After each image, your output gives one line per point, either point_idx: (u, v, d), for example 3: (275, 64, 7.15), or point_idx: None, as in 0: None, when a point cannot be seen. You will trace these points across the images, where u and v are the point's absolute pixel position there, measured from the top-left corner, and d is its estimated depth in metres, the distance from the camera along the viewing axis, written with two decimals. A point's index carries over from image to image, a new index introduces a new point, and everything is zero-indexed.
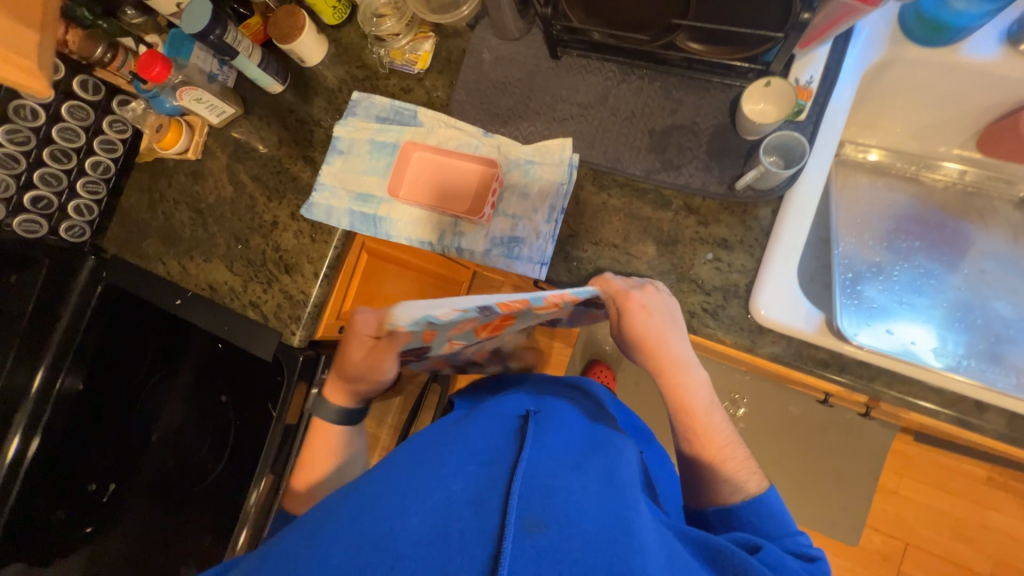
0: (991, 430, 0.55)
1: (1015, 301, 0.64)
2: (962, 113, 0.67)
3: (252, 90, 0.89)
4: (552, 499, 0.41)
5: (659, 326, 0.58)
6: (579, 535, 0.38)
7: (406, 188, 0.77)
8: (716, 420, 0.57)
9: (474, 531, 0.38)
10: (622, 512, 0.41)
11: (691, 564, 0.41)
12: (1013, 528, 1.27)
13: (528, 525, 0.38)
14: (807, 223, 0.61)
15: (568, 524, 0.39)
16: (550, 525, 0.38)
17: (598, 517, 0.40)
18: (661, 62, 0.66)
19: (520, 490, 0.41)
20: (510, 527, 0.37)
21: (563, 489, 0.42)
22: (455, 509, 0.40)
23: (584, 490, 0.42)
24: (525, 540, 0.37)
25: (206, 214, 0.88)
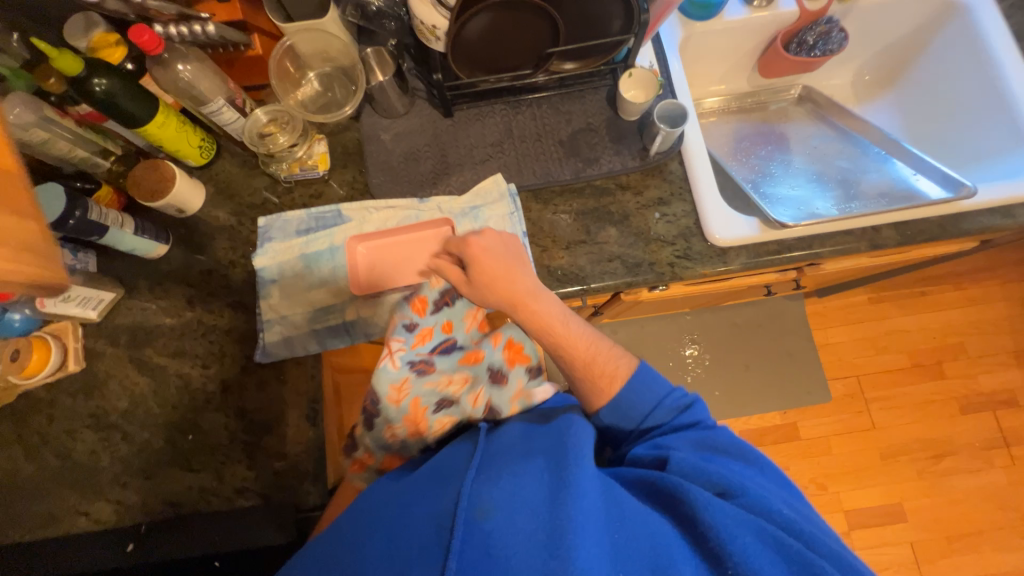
0: (894, 241, 0.72)
1: (848, 155, 0.88)
2: (741, 55, 0.91)
3: (128, 265, 0.76)
4: (502, 495, 0.47)
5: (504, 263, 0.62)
6: (522, 514, 0.45)
7: (365, 282, 0.74)
8: (575, 326, 0.63)
9: (433, 539, 0.46)
10: (562, 477, 0.48)
11: (629, 514, 0.48)
12: (905, 324, 1.64)
13: (477, 514, 0.46)
14: (704, 160, 0.76)
15: (513, 507, 0.46)
16: (496, 512, 0.46)
17: (538, 494, 0.47)
18: (540, 89, 0.78)
19: (469, 490, 0.48)
20: (462, 523, 0.45)
21: (512, 479, 0.49)
22: (416, 527, 0.48)
23: (532, 477, 0.49)
24: (475, 526, 0.45)
25: (123, 425, 0.71)
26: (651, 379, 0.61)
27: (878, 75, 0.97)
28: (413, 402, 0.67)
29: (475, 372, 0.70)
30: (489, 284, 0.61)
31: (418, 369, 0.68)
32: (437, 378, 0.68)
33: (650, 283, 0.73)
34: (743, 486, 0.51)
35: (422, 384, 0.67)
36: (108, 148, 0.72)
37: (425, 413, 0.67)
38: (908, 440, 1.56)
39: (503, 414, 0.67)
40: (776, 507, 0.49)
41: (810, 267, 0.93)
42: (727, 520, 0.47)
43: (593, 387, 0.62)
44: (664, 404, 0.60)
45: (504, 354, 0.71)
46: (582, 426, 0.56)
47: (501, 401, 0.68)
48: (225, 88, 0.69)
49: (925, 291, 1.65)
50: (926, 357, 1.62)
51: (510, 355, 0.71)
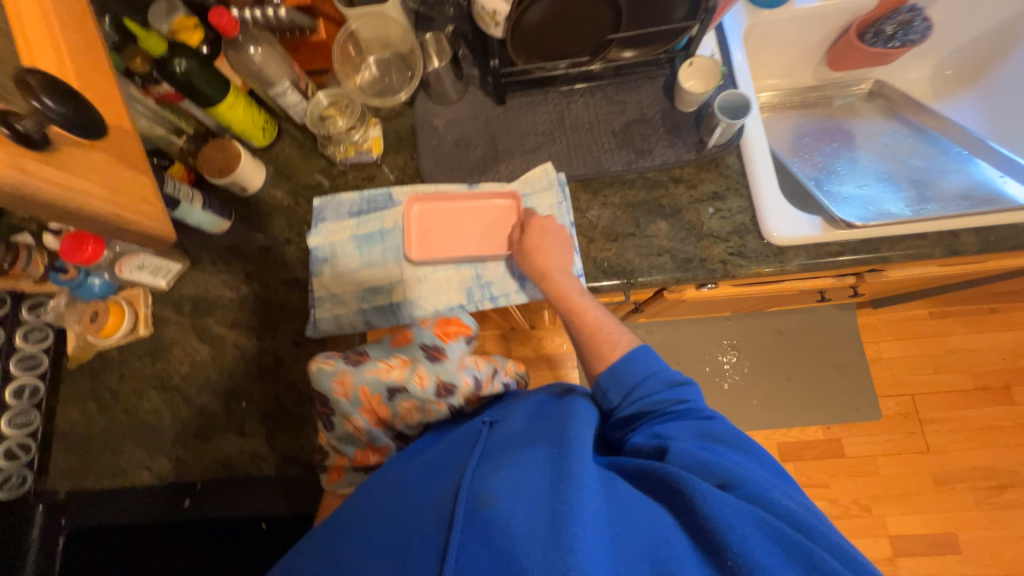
0: (975, 248, 0.66)
1: (922, 155, 0.82)
2: (809, 46, 0.86)
3: (194, 239, 0.81)
4: (499, 481, 0.45)
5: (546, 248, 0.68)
6: (521, 501, 0.43)
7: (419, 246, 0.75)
8: (591, 301, 0.66)
9: (427, 532, 0.44)
10: (560, 469, 0.45)
11: (629, 507, 0.44)
12: (969, 342, 1.52)
13: (477, 506, 0.43)
14: (765, 155, 0.73)
15: (509, 499, 0.43)
16: (496, 503, 0.43)
17: (538, 481, 0.45)
18: (595, 78, 0.76)
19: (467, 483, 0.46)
20: (460, 515, 0.43)
21: (508, 469, 0.46)
22: (412, 517, 0.46)
23: (534, 462, 0.47)
24: (474, 517, 0.42)
25: (183, 388, 0.75)
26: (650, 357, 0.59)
27: (961, 70, 0.91)
28: (359, 390, 0.63)
29: (412, 352, 0.66)
30: (529, 252, 0.68)
31: (354, 362, 0.64)
32: (377, 365, 0.64)
33: (700, 281, 0.71)
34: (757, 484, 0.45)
35: (363, 374, 0.63)
36: (183, 128, 0.78)
37: (380, 400, 0.63)
38: (966, 467, 1.45)
39: (457, 385, 0.64)
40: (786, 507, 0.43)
41: (871, 274, 0.87)
42: (728, 514, 0.41)
43: (595, 352, 0.62)
44: (655, 376, 0.57)
45: (435, 330, 0.67)
46: (584, 412, 0.54)
47: (448, 373, 0.64)
48: (292, 71, 0.72)
49: (995, 309, 1.53)
50: (992, 379, 1.50)
51: (442, 329, 0.68)
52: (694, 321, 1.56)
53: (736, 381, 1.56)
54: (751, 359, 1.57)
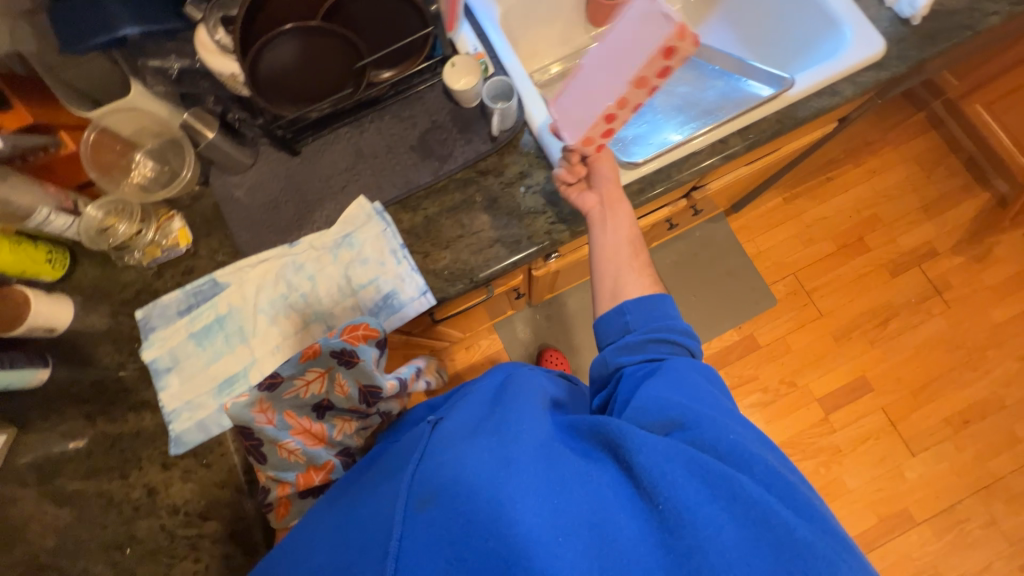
0: (743, 147, 0.76)
1: (687, 80, 0.91)
2: (565, 13, 0.95)
3: (12, 401, 0.73)
4: (438, 476, 0.50)
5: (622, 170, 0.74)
6: (457, 495, 0.47)
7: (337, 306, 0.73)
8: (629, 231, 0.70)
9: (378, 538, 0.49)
10: (501, 450, 0.49)
11: (567, 467, 0.48)
12: (820, 213, 1.73)
13: (420, 505, 0.49)
14: (553, 124, 0.77)
15: (449, 491, 0.48)
16: (435, 497, 0.48)
17: (472, 467, 0.48)
18: (378, 103, 0.77)
19: (413, 486, 0.51)
20: (405, 521, 0.48)
21: (447, 459, 0.51)
22: (366, 532, 0.51)
23: (473, 448, 0.51)
24: (418, 516, 0.48)
25: (55, 563, 0.67)
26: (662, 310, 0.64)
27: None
28: (283, 416, 0.64)
29: (326, 364, 0.64)
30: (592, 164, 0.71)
31: (267, 387, 0.63)
32: (293, 384, 0.64)
33: (537, 256, 0.75)
34: (698, 418, 0.50)
35: (282, 397, 0.63)
36: None
37: (310, 420, 0.65)
38: (854, 316, 1.65)
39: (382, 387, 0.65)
40: (727, 436, 0.49)
41: (695, 191, 0.96)
42: (662, 456, 0.46)
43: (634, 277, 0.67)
44: (673, 321, 0.63)
45: (344, 336, 0.64)
46: (528, 393, 0.58)
47: (368, 377, 0.64)
48: (48, 194, 0.68)
49: (830, 177, 1.75)
50: (848, 236, 1.72)
51: (350, 335, 0.64)
52: None
53: None
54: None
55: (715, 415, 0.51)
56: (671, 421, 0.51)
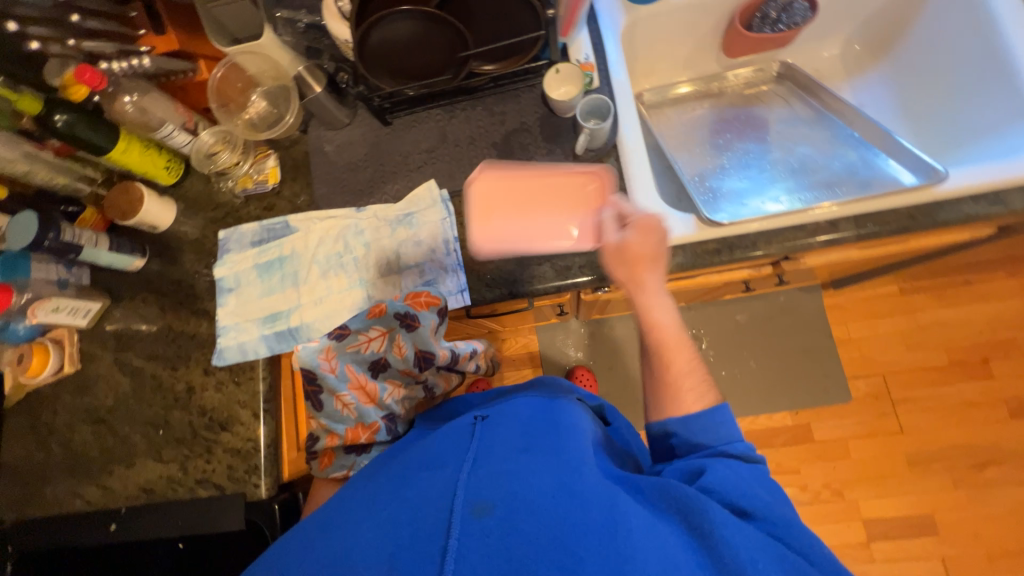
0: (853, 236, 0.65)
1: (813, 141, 0.81)
2: (700, 36, 0.86)
3: (114, 277, 0.86)
4: (500, 487, 0.49)
5: (648, 246, 0.62)
6: (521, 511, 0.46)
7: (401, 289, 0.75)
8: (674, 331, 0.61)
9: (421, 533, 0.46)
10: (570, 483, 0.49)
11: (632, 512, 0.47)
12: (941, 318, 1.47)
13: (476, 512, 0.46)
14: (642, 158, 0.73)
15: (512, 505, 0.46)
16: (496, 508, 0.47)
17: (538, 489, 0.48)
18: (474, 91, 0.77)
19: (467, 487, 0.49)
20: (459, 521, 0.46)
21: (506, 472, 0.51)
22: (406, 517, 0.48)
23: (535, 470, 0.51)
24: (474, 523, 0.45)
25: (110, 420, 0.80)
26: (723, 422, 0.57)
27: (869, 44, 0.88)
28: (343, 368, 0.66)
29: (388, 324, 0.68)
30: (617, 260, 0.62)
31: (336, 336, 0.67)
32: (357, 339, 0.67)
33: (583, 287, 0.71)
34: (771, 512, 0.49)
35: (345, 349, 0.67)
36: (90, 174, 0.82)
37: (366, 377, 0.67)
38: (943, 446, 1.40)
39: (435, 354, 0.67)
40: (797, 531, 0.49)
41: (785, 262, 0.85)
42: (745, 543, 0.46)
43: (670, 392, 0.60)
44: (731, 447, 0.55)
45: (408, 300, 0.68)
46: (576, 433, 0.60)
47: (424, 343, 0.67)
48: (177, 113, 0.77)
49: (969, 280, 1.48)
50: (969, 354, 1.44)
51: (414, 300, 0.68)
52: None
53: None
54: (717, 347, 1.54)
55: (789, 515, 0.50)
56: (744, 502, 0.49)
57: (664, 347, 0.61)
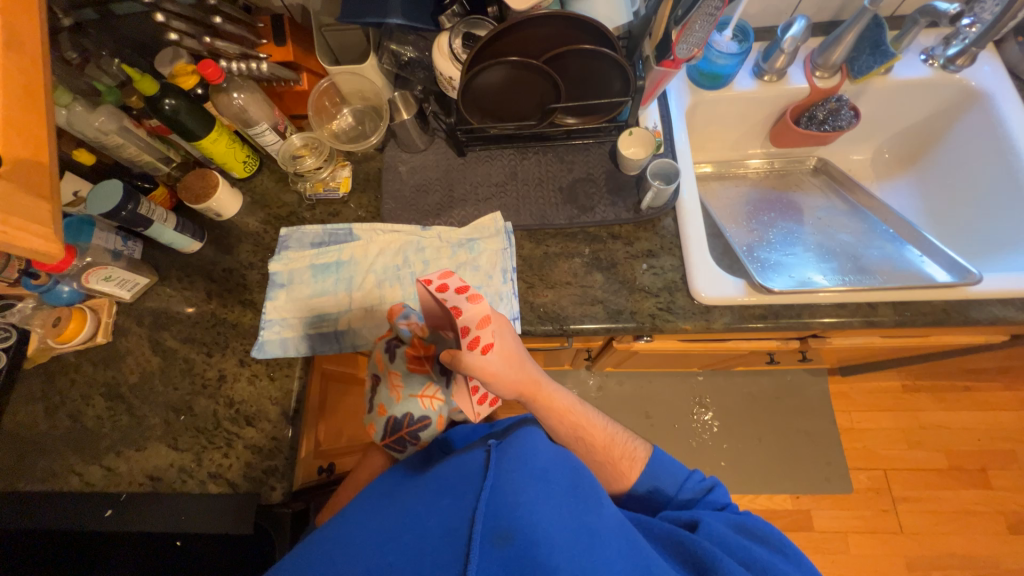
0: (890, 320, 0.70)
1: (851, 230, 0.88)
2: (751, 125, 0.95)
3: (165, 256, 0.86)
4: (517, 515, 0.46)
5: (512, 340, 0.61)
6: (543, 544, 0.43)
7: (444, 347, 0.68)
8: (590, 414, 0.69)
9: (441, 558, 0.43)
10: (589, 525, 0.48)
11: (650, 558, 0.48)
12: (940, 419, 1.51)
13: (496, 541, 0.44)
14: (698, 220, 0.78)
15: (533, 535, 0.44)
16: (517, 538, 0.44)
17: (557, 522, 0.46)
18: (547, 139, 0.84)
19: (485, 514, 0.46)
20: (478, 548, 0.43)
21: (525, 502, 0.47)
22: (426, 542, 0.45)
23: (553, 504, 0.48)
24: (492, 554, 0.43)
25: (129, 398, 0.77)
26: (671, 467, 0.66)
27: (897, 154, 0.98)
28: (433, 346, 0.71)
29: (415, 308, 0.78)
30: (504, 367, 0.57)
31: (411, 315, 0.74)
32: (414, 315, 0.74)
33: (630, 332, 0.74)
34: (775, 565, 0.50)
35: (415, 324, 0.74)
36: (170, 156, 0.85)
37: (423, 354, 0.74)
38: (942, 553, 1.38)
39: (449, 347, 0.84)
40: None
41: (813, 339, 0.88)
42: None
43: (617, 471, 0.67)
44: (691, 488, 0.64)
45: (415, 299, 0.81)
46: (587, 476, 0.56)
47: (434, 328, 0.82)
48: (271, 114, 0.82)
49: (968, 386, 1.53)
50: (968, 460, 1.46)
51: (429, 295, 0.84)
52: (664, 375, 1.56)
53: (705, 441, 1.52)
54: (722, 418, 1.54)
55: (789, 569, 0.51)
56: (749, 558, 0.51)
57: (577, 425, 0.67)
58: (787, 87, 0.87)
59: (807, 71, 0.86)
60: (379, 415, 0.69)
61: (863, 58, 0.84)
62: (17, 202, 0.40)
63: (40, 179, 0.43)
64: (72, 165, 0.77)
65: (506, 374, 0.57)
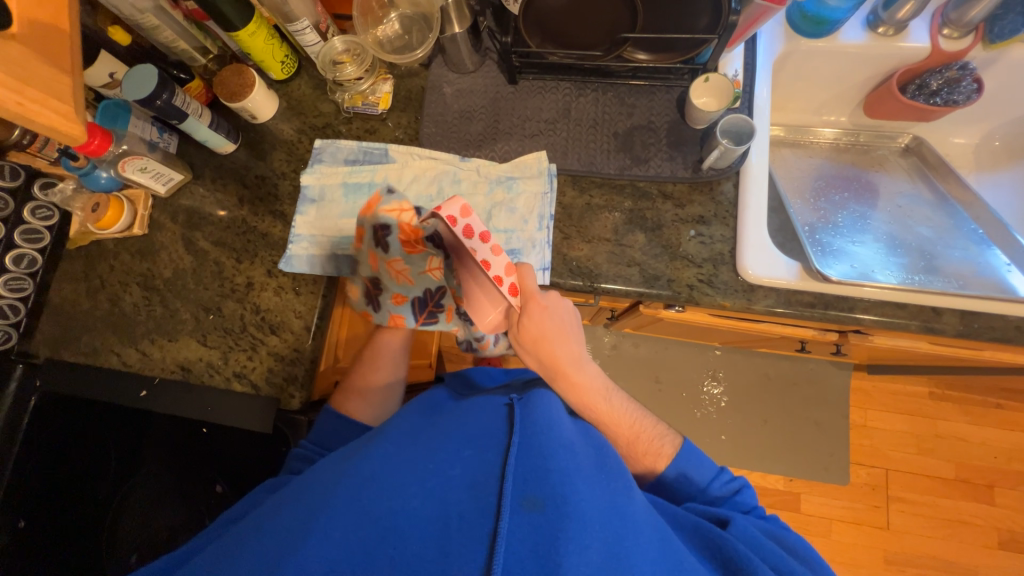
0: (953, 330, 0.64)
1: (932, 224, 0.79)
2: (846, 86, 0.84)
3: (199, 154, 0.85)
4: (545, 483, 0.45)
5: (557, 323, 0.62)
6: (573, 518, 0.43)
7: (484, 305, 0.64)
8: (618, 402, 0.66)
9: (470, 510, 0.43)
10: (615, 497, 0.47)
11: (676, 546, 0.47)
12: (961, 432, 1.46)
13: (525, 505, 0.43)
14: (763, 190, 0.71)
15: (565, 506, 0.44)
16: (546, 506, 0.44)
17: (588, 499, 0.45)
18: (610, 76, 0.75)
19: (515, 475, 0.46)
20: (508, 508, 0.43)
21: (556, 472, 0.47)
22: (453, 491, 0.45)
23: (585, 479, 0.47)
24: (522, 516, 0.43)
25: (163, 291, 0.80)
26: (698, 460, 0.63)
27: (1010, 143, 0.85)
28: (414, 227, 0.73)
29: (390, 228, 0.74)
30: (540, 321, 0.61)
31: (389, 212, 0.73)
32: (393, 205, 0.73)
33: (663, 300, 0.70)
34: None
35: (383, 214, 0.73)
36: (207, 47, 0.81)
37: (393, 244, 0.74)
38: (924, 554, 1.40)
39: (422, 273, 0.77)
40: None
41: (854, 334, 0.83)
42: None
43: (636, 463, 0.65)
44: (718, 478, 0.63)
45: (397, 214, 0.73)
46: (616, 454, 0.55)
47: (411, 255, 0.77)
48: (313, 10, 0.75)
49: (1001, 404, 1.46)
50: (978, 476, 1.43)
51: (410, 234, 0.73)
52: (683, 344, 1.53)
53: (710, 413, 1.53)
54: (732, 395, 1.53)
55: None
56: (776, 561, 0.50)
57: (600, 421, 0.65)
58: (902, 45, 0.74)
59: (933, 26, 0.73)
60: (398, 306, 0.76)
61: (1009, 17, 0.70)
62: (32, 70, 0.40)
63: (52, 49, 0.41)
64: (107, 43, 0.74)
65: (530, 329, 0.62)
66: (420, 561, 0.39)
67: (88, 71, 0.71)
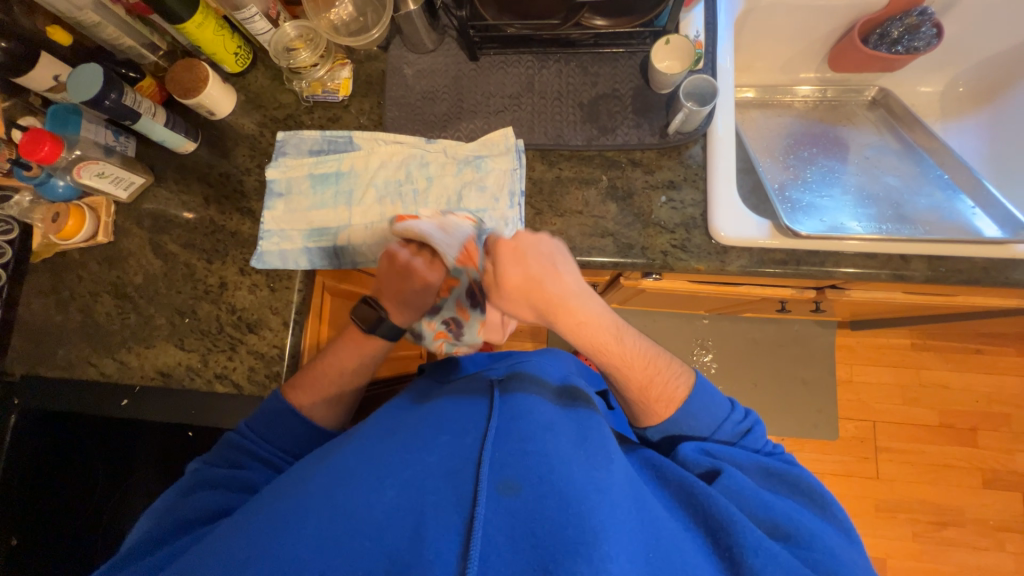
0: (921, 275, 0.65)
1: (900, 173, 0.80)
2: (810, 41, 0.83)
3: (159, 155, 0.82)
4: (522, 465, 0.46)
5: (540, 261, 0.58)
6: (552, 497, 0.43)
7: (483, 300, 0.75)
8: (631, 342, 0.60)
9: (446, 498, 0.43)
10: (596, 472, 0.47)
11: (657, 513, 0.47)
12: (943, 380, 1.50)
13: (502, 490, 0.44)
14: (730, 150, 0.71)
15: (541, 486, 0.44)
16: (524, 488, 0.44)
17: (567, 475, 0.46)
18: (572, 45, 0.74)
19: (492, 460, 0.46)
20: (484, 494, 0.43)
21: (533, 453, 0.47)
22: (431, 479, 0.45)
23: (564, 457, 0.48)
24: (499, 500, 0.43)
25: (135, 298, 0.78)
26: (711, 399, 0.61)
27: (974, 88, 0.86)
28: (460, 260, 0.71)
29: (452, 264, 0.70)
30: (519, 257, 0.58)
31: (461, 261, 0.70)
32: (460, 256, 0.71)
33: (639, 269, 0.70)
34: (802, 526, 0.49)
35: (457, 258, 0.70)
36: (155, 43, 0.78)
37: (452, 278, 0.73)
38: (912, 499, 1.44)
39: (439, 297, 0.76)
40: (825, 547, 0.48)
41: (831, 289, 0.83)
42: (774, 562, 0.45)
43: (648, 409, 0.62)
44: (728, 423, 0.61)
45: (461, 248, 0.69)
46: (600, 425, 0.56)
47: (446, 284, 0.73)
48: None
49: (981, 349, 1.50)
50: (961, 421, 1.48)
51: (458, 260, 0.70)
52: (671, 315, 1.54)
53: None
54: (721, 361, 1.55)
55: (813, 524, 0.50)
56: (760, 508, 0.51)
57: (611, 363, 0.60)
58: None
59: None
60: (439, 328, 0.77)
61: None
62: None
63: None
64: (49, 45, 0.71)
65: (512, 272, 0.58)
66: (399, 551, 0.40)
67: (30, 74, 0.68)
